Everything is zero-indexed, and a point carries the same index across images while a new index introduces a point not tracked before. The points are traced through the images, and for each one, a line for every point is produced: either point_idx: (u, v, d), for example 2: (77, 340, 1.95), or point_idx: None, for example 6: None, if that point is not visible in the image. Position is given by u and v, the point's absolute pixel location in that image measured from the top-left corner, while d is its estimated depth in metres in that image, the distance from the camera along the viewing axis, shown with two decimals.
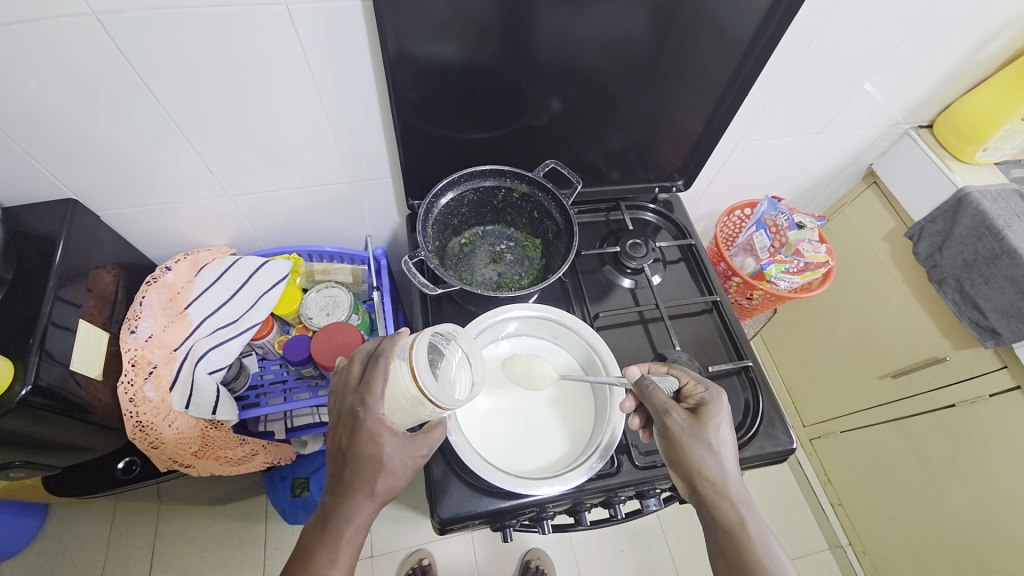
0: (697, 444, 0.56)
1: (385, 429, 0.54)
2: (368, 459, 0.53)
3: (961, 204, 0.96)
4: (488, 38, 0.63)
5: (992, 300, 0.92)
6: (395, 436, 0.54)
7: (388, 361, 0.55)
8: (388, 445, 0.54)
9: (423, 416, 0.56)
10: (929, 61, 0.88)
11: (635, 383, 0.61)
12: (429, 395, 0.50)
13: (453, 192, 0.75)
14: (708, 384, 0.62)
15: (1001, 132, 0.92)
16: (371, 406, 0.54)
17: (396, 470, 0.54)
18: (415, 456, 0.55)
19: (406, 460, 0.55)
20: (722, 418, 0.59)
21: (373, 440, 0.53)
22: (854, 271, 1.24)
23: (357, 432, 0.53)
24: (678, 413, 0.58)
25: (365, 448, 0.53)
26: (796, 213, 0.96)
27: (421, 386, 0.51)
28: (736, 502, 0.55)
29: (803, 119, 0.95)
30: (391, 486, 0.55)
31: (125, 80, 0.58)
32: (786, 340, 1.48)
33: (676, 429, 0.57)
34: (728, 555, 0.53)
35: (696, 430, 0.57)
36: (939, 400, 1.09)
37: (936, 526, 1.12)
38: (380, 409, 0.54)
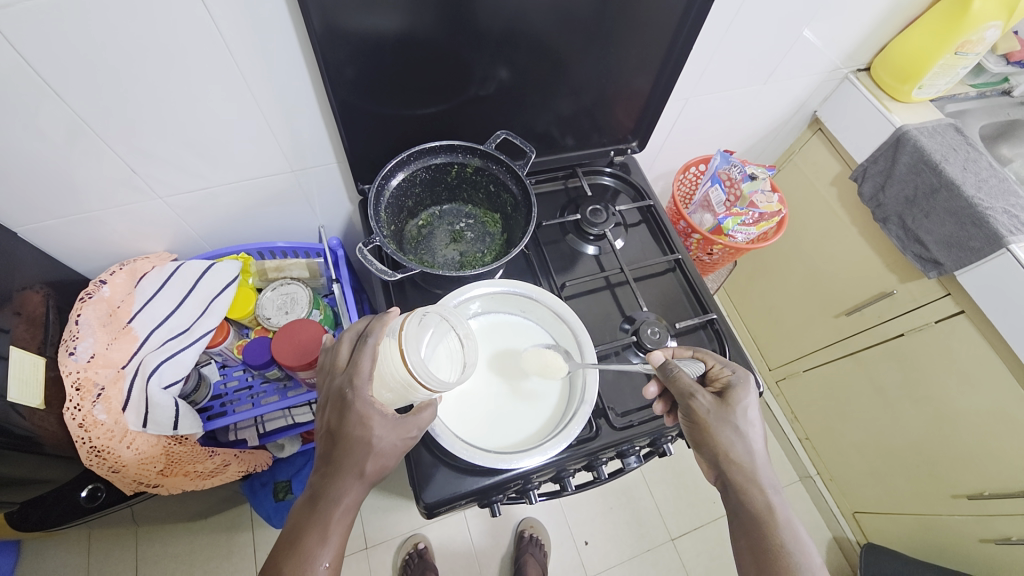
0: (724, 427, 0.59)
1: (374, 411, 0.53)
2: (356, 441, 0.52)
3: (900, 141, 1.00)
4: (422, 5, 0.60)
5: (933, 233, 0.97)
6: (384, 418, 0.53)
7: (377, 340, 0.54)
8: (377, 426, 0.53)
9: (412, 398, 0.55)
10: (864, 3, 0.89)
11: (660, 368, 0.64)
12: (418, 377, 0.50)
13: (404, 172, 0.72)
14: (735, 368, 0.64)
15: (934, 69, 0.95)
16: (359, 387, 0.53)
17: (386, 450, 0.53)
18: (407, 437, 0.54)
19: (397, 441, 0.54)
20: (748, 402, 0.61)
21: (361, 422, 0.52)
22: (806, 218, 1.28)
23: (346, 413, 0.53)
24: (705, 395, 0.60)
25: (354, 429, 0.52)
26: (748, 165, 0.98)
27: (410, 367, 0.51)
28: (764, 486, 0.57)
29: (749, 70, 0.96)
30: (381, 467, 0.54)
31: (17, 78, 0.52)
32: (748, 290, 1.54)
33: (702, 411, 0.60)
34: (751, 535, 0.55)
35: (722, 413, 0.59)
36: (888, 332, 1.15)
37: (895, 448, 1.21)
38: (368, 391, 0.53)
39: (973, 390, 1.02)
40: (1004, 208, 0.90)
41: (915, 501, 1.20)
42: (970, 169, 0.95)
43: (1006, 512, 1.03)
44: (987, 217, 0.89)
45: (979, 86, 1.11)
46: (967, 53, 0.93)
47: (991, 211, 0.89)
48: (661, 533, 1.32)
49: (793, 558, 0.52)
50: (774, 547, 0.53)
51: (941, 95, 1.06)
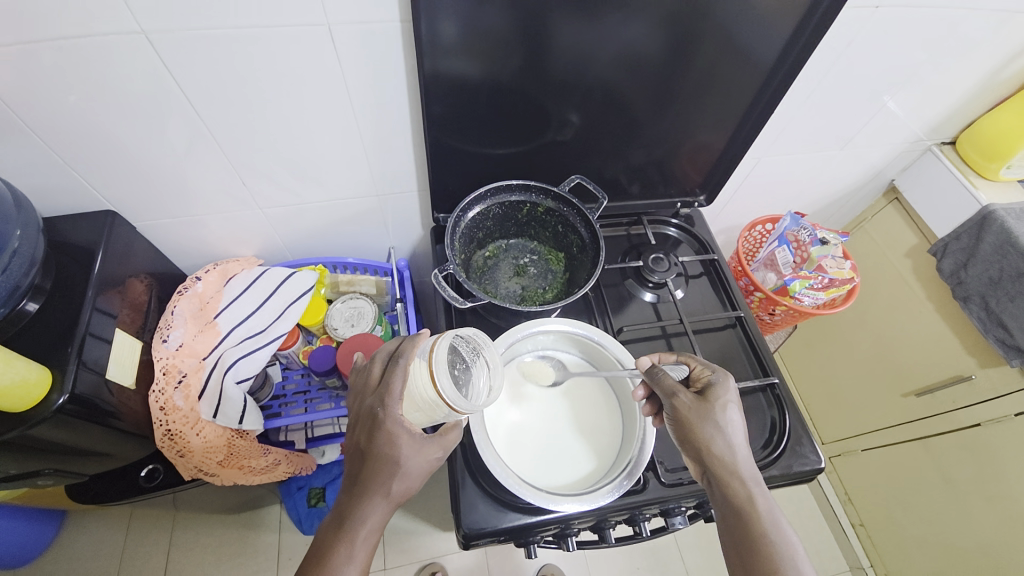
0: (705, 422, 0.56)
1: (403, 431, 0.54)
2: (385, 461, 0.53)
3: (986, 221, 0.95)
4: (519, 55, 0.65)
5: (1019, 319, 0.91)
6: (412, 438, 0.54)
7: (407, 361, 0.55)
8: (406, 446, 0.54)
9: (438, 417, 0.55)
10: (954, 78, 0.88)
11: (646, 372, 0.62)
12: (446, 399, 0.50)
13: (480, 206, 0.76)
14: (717, 368, 0.62)
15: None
16: (389, 407, 0.54)
17: (412, 471, 0.54)
18: (432, 457, 0.55)
19: (424, 463, 0.55)
20: (730, 398, 0.58)
21: (390, 442, 0.53)
22: (875, 287, 1.23)
23: (376, 433, 0.54)
24: (684, 395, 0.58)
25: (383, 448, 0.54)
26: (818, 229, 0.96)
27: (439, 389, 0.51)
28: (745, 479, 0.54)
29: (826, 135, 0.96)
30: (406, 488, 0.55)
31: (167, 94, 0.60)
32: (803, 356, 1.47)
33: (683, 408, 0.57)
34: (734, 531, 0.53)
35: (703, 410, 0.57)
36: (964, 420, 1.07)
37: (963, 550, 1.09)
38: (398, 410, 0.54)
39: None
40: None
41: None
42: None
43: None
44: None
45: None
46: None
47: None
48: None
49: (773, 551, 0.50)
50: (758, 540, 0.51)
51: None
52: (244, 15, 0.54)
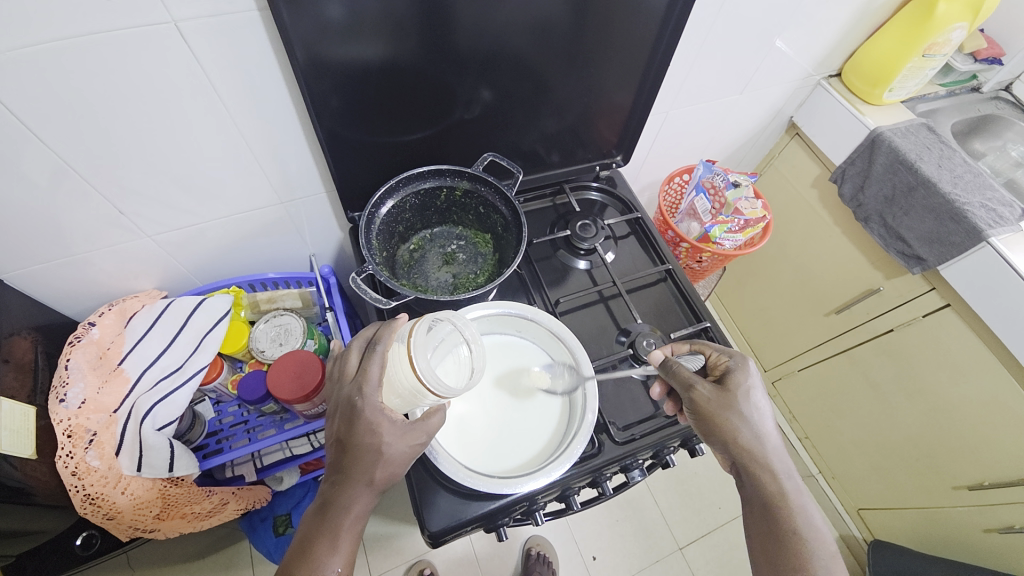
0: (728, 413, 0.59)
1: (384, 418, 0.53)
2: (366, 449, 0.52)
3: (875, 143, 1.03)
4: (404, 33, 0.61)
5: (914, 230, 1.00)
6: (394, 425, 0.53)
7: (385, 347, 0.54)
8: (386, 432, 0.52)
9: (420, 402, 0.54)
10: (832, 11, 0.92)
11: (662, 365, 0.66)
12: (426, 383, 0.50)
13: (393, 199, 0.73)
14: (733, 353, 0.65)
15: (904, 72, 0.98)
16: (368, 395, 0.52)
17: (395, 457, 0.53)
18: (416, 441, 0.54)
19: (406, 448, 0.53)
20: (750, 384, 0.61)
21: (371, 430, 0.52)
22: (791, 220, 1.31)
23: (355, 421, 0.52)
24: (705, 385, 0.61)
25: (364, 437, 0.52)
26: (731, 173, 1.00)
27: (418, 373, 0.51)
28: (777, 473, 0.57)
29: (726, 81, 0.98)
30: (390, 474, 0.53)
31: (1, 126, 0.52)
32: (739, 294, 1.56)
33: (704, 401, 0.60)
34: (761, 520, 0.56)
35: (725, 400, 0.60)
36: (879, 328, 1.16)
37: (895, 443, 1.21)
38: (377, 397, 0.53)
39: (973, 387, 1.01)
40: (982, 202, 0.93)
41: (917, 494, 1.21)
42: (946, 166, 0.98)
43: (1009, 502, 1.03)
44: (966, 212, 0.91)
45: (948, 85, 1.15)
46: (935, 55, 0.96)
47: (969, 206, 0.92)
48: (669, 544, 1.31)
49: (808, 544, 0.53)
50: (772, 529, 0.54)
51: (911, 97, 1.10)
52: (74, 23, 0.47)
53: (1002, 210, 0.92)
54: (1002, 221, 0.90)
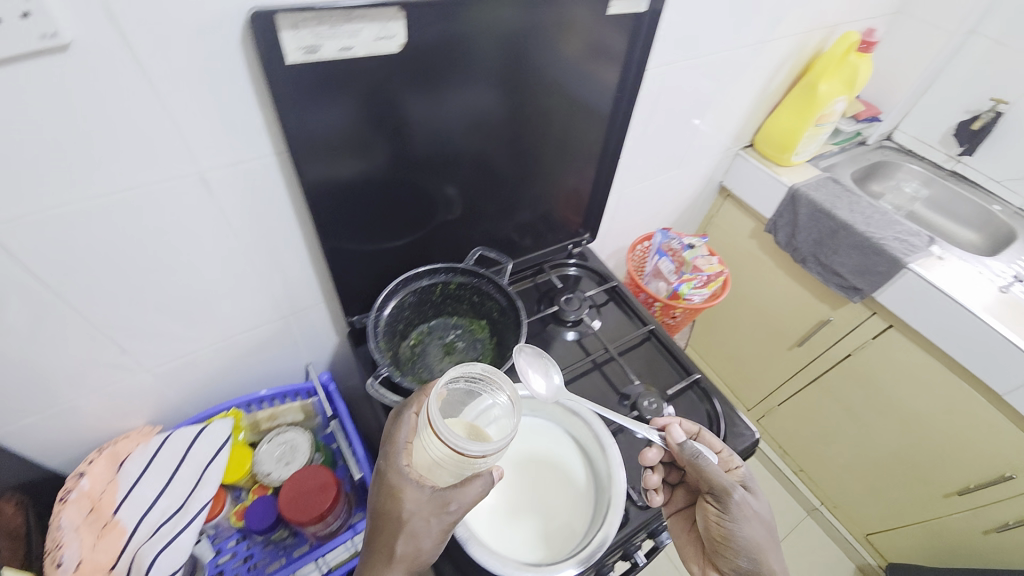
0: (761, 531, 0.63)
1: (408, 486, 0.54)
2: (389, 518, 0.54)
3: (795, 197, 1.21)
4: (397, 146, 0.66)
5: (846, 264, 1.14)
6: (418, 493, 0.54)
7: (410, 416, 0.57)
8: (412, 503, 0.54)
9: (461, 471, 0.53)
10: (738, 97, 1.12)
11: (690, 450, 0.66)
12: (448, 446, 0.48)
13: (393, 300, 0.78)
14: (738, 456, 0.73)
15: (803, 138, 1.18)
16: (393, 463, 0.55)
17: (418, 530, 0.54)
18: (434, 514, 0.54)
19: (427, 519, 0.54)
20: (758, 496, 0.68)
21: (394, 496, 0.54)
22: (741, 267, 1.45)
23: (382, 489, 0.55)
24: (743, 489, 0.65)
25: (387, 505, 0.54)
26: (684, 236, 1.13)
27: (438, 436, 0.50)
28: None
29: (666, 159, 1.14)
30: (412, 548, 0.54)
31: (12, 284, 0.52)
32: (707, 340, 1.66)
33: (745, 513, 0.63)
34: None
35: (755, 513, 0.64)
36: (838, 354, 1.27)
37: (881, 461, 1.28)
38: (402, 466, 0.55)
39: (933, 396, 1.11)
40: (897, 235, 1.09)
41: (915, 509, 1.26)
42: (856, 209, 1.15)
43: (996, 500, 1.10)
44: (883, 246, 1.07)
45: (839, 143, 1.36)
46: (824, 123, 1.17)
47: (886, 240, 1.07)
48: None
49: None
50: None
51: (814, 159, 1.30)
52: (102, 183, 0.51)
53: (913, 239, 1.08)
54: (914, 249, 1.06)
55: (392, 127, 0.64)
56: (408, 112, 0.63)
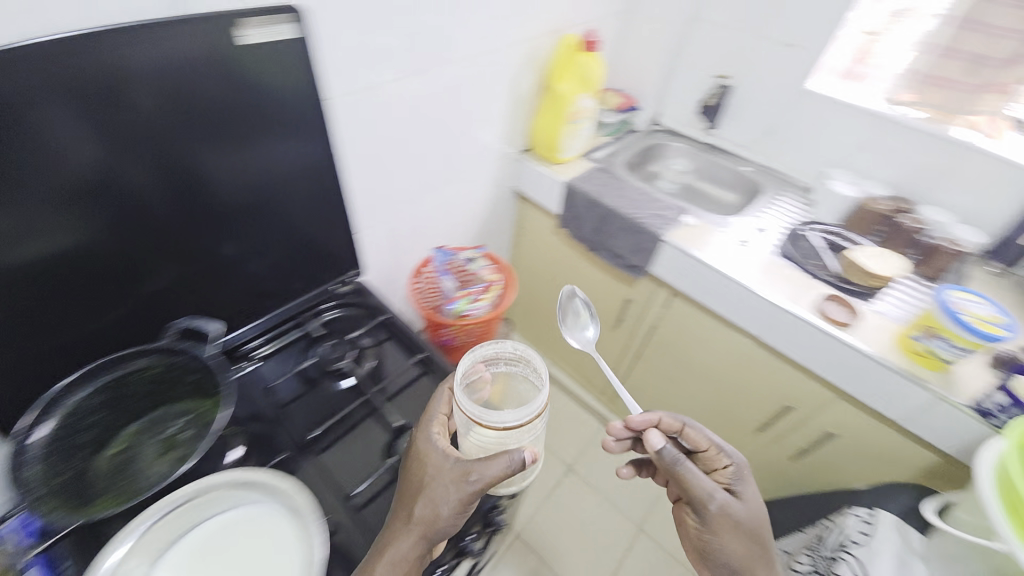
0: (732, 531, 0.69)
1: (440, 452, 0.64)
2: (414, 483, 0.61)
3: (570, 192, 1.26)
4: (87, 215, 0.57)
5: (624, 246, 1.20)
6: (448, 459, 0.62)
7: (443, 396, 0.71)
8: (449, 476, 0.61)
9: (473, 462, 0.61)
10: (489, 107, 1.13)
11: (665, 454, 0.69)
12: (473, 415, 0.62)
13: (49, 418, 0.59)
14: (732, 455, 0.75)
15: (566, 136, 1.24)
16: (424, 427, 0.67)
17: (436, 496, 0.60)
18: (462, 475, 0.61)
19: (448, 486, 0.60)
20: (747, 489, 0.73)
21: (444, 447, 0.64)
22: (555, 263, 1.49)
23: (413, 458, 0.64)
24: (724, 494, 0.69)
25: (414, 468, 0.63)
26: (461, 253, 1.12)
27: (465, 408, 0.64)
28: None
29: (434, 177, 1.11)
30: (428, 512, 0.59)
31: None
32: (554, 334, 1.73)
33: (731, 510, 0.68)
34: None
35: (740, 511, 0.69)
36: (646, 327, 1.35)
37: (704, 415, 1.37)
38: (433, 435, 0.65)
39: (717, 347, 1.20)
40: (655, 212, 1.18)
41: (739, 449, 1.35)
42: (621, 194, 1.23)
43: (789, 427, 1.18)
44: (643, 224, 1.14)
45: (611, 133, 1.47)
46: (579, 120, 1.24)
47: (645, 218, 1.16)
48: None
49: None
50: None
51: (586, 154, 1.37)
52: None
53: (669, 214, 1.18)
54: (668, 222, 1.15)
55: (37, 168, 0.51)
56: (41, 106, 0.50)
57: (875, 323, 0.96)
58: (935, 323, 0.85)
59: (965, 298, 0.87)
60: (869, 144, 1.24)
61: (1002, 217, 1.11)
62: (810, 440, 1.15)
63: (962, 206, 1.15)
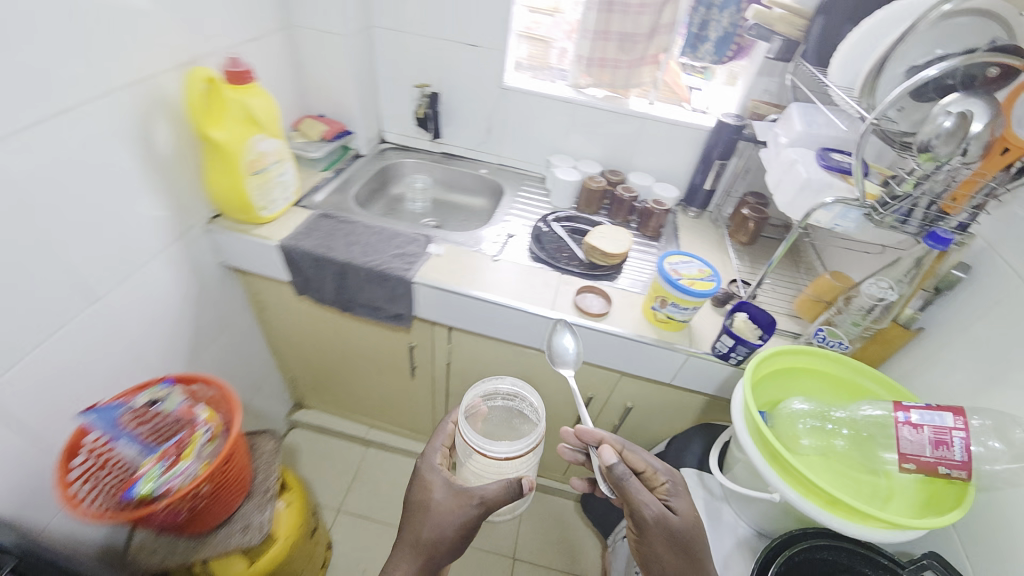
0: (664, 542, 0.69)
1: (437, 480, 0.82)
2: (416, 506, 0.80)
3: (289, 255, 1.01)
4: None
5: (378, 297, 1.02)
6: (446, 488, 0.80)
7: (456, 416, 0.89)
8: (451, 493, 0.79)
9: (501, 465, 0.79)
10: (114, 183, 0.79)
11: (613, 467, 0.70)
12: (475, 444, 0.78)
13: None
14: (666, 471, 0.78)
15: (255, 191, 0.97)
16: (427, 458, 0.85)
17: (442, 521, 0.76)
18: (459, 500, 0.78)
19: (454, 508, 0.77)
20: (676, 502, 0.74)
21: (424, 487, 0.82)
22: (318, 330, 1.23)
23: (416, 479, 0.83)
24: (657, 507, 0.70)
25: (417, 494, 0.81)
26: (137, 393, 0.77)
27: (468, 440, 0.80)
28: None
29: (50, 305, 0.73)
30: (433, 533, 0.76)
31: None
32: (359, 394, 1.48)
33: (655, 522, 0.69)
34: None
35: (669, 525, 0.70)
36: (440, 366, 1.20)
37: None
38: (435, 460, 0.84)
39: (510, 365, 1.10)
40: (396, 252, 1.03)
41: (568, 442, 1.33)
42: (353, 241, 1.04)
43: (598, 413, 1.17)
44: (387, 271, 0.97)
45: (327, 166, 1.26)
46: (266, 167, 0.98)
47: (385, 263, 0.99)
48: None
49: None
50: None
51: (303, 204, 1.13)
52: None
53: (410, 249, 1.04)
54: (413, 260, 1.01)
55: None
56: None
57: (625, 301, 1.02)
58: (665, 292, 0.90)
59: (676, 262, 0.92)
60: (572, 128, 1.30)
61: (683, 168, 1.29)
62: (617, 416, 1.16)
63: (655, 166, 1.31)
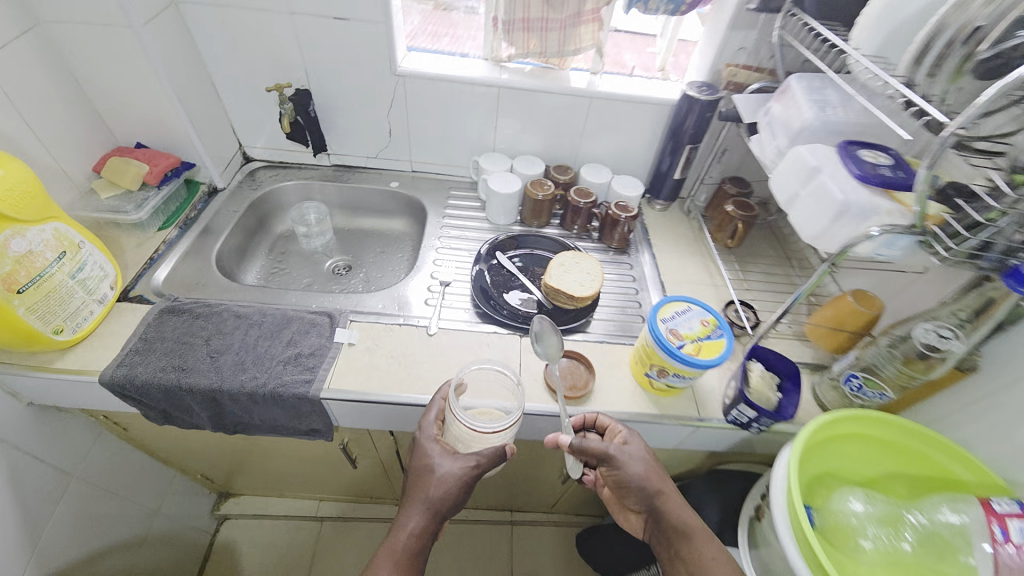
0: (634, 482, 0.61)
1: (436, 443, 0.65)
2: (418, 468, 0.64)
3: (124, 392, 0.67)
4: None
5: (278, 416, 0.72)
6: (445, 452, 0.64)
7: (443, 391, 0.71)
8: (447, 455, 0.64)
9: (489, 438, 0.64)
10: None
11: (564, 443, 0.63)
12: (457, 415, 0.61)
13: None
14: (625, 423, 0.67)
15: (32, 316, 0.61)
16: (423, 428, 0.67)
17: (444, 474, 0.62)
18: (465, 462, 0.63)
19: (455, 467, 0.63)
20: (642, 449, 0.64)
21: (421, 455, 0.65)
22: (214, 439, 0.93)
23: (413, 447, 0.66)
24: (619, 456, 0.62)
25: (416, 459, 0.65)
26: None
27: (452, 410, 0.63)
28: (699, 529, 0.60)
29: None
30: (440, 492, 0.61)
31: None
32: (294, 475, 1.22)
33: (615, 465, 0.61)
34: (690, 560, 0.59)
35: (633, 467, 0.62)
36: (389, 450, 0.95)
37: (507, 476, 1.12)
38: (431, 429, 0.66)
39: None
40: (287, 354, 0.71)
41: (554, 483, 1.16)
42: (221, 346, 0.71)
43: None
44: (280, 388, 0.67)
45: (168, 223, 0.88)
46: (40, 273, 0.62)
47: (272, 379, 0.68)
48: None
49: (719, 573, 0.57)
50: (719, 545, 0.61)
51: (135, 293, 0.77)
52: None
53: (307, 343, 0.73)
54: (314, 365, 0.71)
55: None
56: None
57: (608, 359, 0.79)
58: (660, 360, 0.68)
59: (667, 316, 0.70)
60: (501, 118, 1.00)
61: (643, 153, 1.05)
62: None
63: (609, 153, 1.05)
